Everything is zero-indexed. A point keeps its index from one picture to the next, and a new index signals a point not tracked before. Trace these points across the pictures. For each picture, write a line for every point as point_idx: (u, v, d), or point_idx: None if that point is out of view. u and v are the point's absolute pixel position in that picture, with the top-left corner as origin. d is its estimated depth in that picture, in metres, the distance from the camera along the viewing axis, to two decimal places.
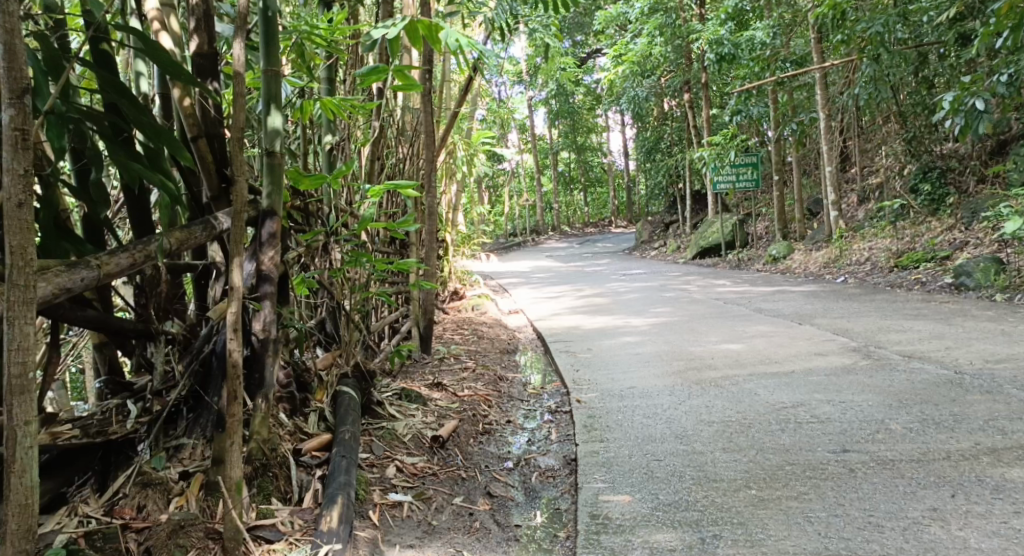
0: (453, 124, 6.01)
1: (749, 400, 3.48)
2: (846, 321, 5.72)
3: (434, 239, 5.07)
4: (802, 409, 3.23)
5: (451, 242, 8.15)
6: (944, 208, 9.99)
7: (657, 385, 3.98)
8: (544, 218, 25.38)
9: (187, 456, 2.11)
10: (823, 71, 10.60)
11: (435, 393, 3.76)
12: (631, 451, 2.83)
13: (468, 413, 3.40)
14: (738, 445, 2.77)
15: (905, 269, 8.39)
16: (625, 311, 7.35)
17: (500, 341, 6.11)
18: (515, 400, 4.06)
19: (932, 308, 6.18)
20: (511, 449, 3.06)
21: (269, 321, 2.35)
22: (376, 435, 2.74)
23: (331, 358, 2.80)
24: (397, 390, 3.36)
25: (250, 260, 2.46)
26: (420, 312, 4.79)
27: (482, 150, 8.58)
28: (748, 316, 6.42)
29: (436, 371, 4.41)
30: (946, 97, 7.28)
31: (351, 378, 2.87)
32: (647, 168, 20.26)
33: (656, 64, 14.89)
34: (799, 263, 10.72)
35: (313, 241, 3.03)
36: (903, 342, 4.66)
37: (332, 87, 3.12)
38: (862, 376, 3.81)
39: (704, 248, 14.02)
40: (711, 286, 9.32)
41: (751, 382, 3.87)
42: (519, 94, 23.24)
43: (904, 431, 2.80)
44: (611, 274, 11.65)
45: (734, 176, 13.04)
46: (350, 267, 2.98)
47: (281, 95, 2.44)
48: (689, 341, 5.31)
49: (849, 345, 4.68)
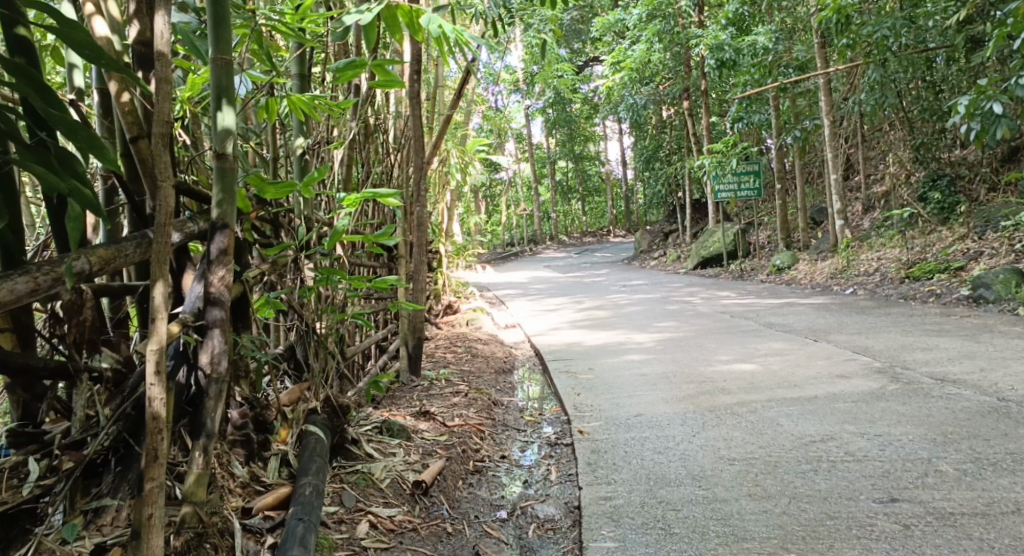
0: (446, 132, 5.66)
1: (771, 432, 3.12)
2: (864, 337, 5.36)
3: (423, 253, 4.70)
4: (833, 444, 2.88)
5: (444, 253, 7.80)
6: (955, 216, 9.64)
7: (667, 413, 3.61)
8: (542, 228, 25.00)
9: (109, 522, 1.80)
10: (827, 77, 10.27)
11: (421, 423, 3.41)
12: (643, 497, 2.47)
13: (457, 448, 3.05)
14: (767, 491, 2.43)
15: (917, 280, 8.04)
16: (627, 326, 6.97)
17: (495, 359, 5.73)
18: (510, 430, 3.70)
19: (953, 323, 5.83)
20: (505, 493, 2.71)
21: (219, 354, 2.01)
22: (348, 483, 2.40)
23: (297, 392, 2.44)
24: (377, 423, 3.01)
25: (199, 280, 2.10)
26: (409, 330, 4.45)
27: (478, 157, 8.23)
28: (759, 331, 6.06)
29: (424, 397, 4.06)
30: (961, 101, 6.87)
31: (321, 414, 2.49)
32: (645, 177, 19.90)
33: (655, 71, 14.53)
34: (805, 274, 10.36)
35: (281, 256, 2.68)
36: (931, 362, 4.31)
37: (303, 84, 2.79)
38: (895, 403, 3.46)
39: (705, 258, 13.65)
40: (715, 298, 8.94)
41: (772, 410, 3.50)
42: (515, 102, 22.90)
43: (958, 476, 2.48)
44: (612, 286, 11.28)
45: (736, 185, 12.71)
46: (320, 286, 2.64)
47: (233, 89, 2.09)
48: (699, 361, 4.95)
49: (873, 366, 4.32)
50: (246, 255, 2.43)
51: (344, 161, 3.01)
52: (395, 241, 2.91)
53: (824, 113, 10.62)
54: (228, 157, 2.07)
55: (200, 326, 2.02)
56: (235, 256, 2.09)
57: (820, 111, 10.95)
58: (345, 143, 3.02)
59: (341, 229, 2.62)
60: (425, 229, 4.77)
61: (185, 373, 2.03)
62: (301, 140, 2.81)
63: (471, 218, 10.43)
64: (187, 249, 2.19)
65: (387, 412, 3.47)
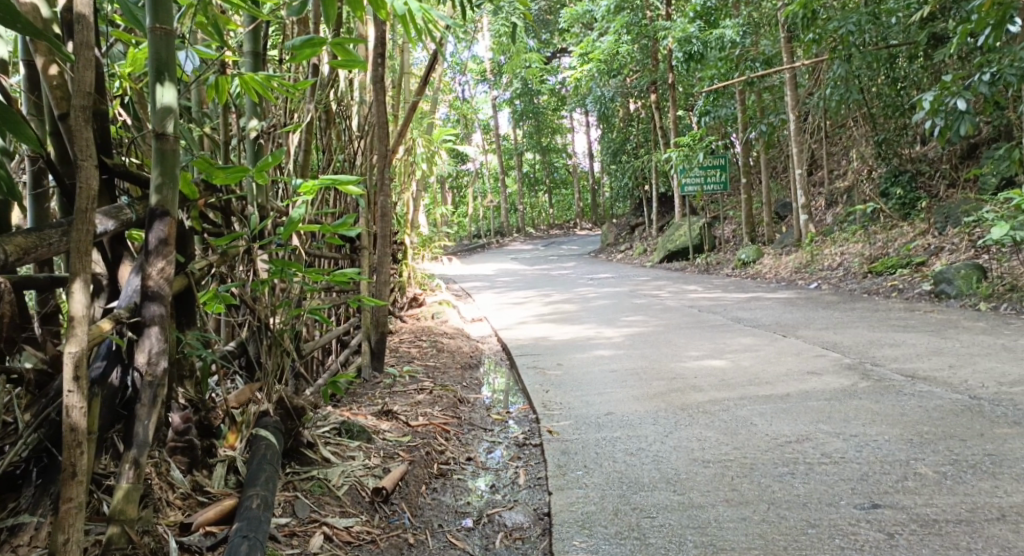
0: (411, 120, 5.49)
1: (745, 433, 3.01)
2: (832, 332, 5.30)
3: (386, 245, 4.55)
4: (809, 445, 2.78)
5: (409, 245, 7.63)
6: (916, 212, 9.68)
7: (638, 412, 3.49)
8: (508, 220, 24.83)
9: (27, 542, 1.66)
10: (793, 71, 10.25)
11: (383, 423, 3.26)
12: (615, 503, 2.35)
13: (420, 449, 2.91)
14: (745, 496, 2.33)
15: (880, 275, 8.04)
16: (594, 320, 6.86)
17: (461, 354, 5.58)
18: (476, 429, 3.56)
19: (919, 318, 5.79)
20: (470, 499, 2.56)
21: (158, 354, 1.85)
22: (302, 491, 2.25)
23: (247, 394, 2.29)
24: (336, 424, 2.86)
25: (136, 273, 1.94)
26: (372, 325, 4.34)
27: (443, 147, 8.05)
28: (727, 326, 5.98)
29: (387, 394, 3.91)
30: (925, 97, 6.84)
31: (274, 417, 2.33)
32: (611, 170, 19.84)
33: (622, 63, 14.43)
34: (770, 268, 10.35)
35: (231, 247, 2.52)
36: (900, 358, 4.24)
37: (257, 64, 2.65)
38: (867, 401, 3.36)
39: (671, 252, 13.62)
40: (682, 293, 8.87)
41: (745, 408, 3.40)
42: (482, 93, 22.71)
43: (938, 479, 2.37)
44: (578, 279, 11.20)
45: (702, 178, 12.69)
46: (272, 279, 2.48)
47: (175, 62, 1.92)
48: (668, 356, 4.85)
49: (843, 362, 4.24)
50: (191, 244, 2.27)
51: (306, 149, 2.86)
52: (356, 233, 2.74)
53: (789, 108, 10.60)
54: (168, 137, 1.91)
55: (136, 323, 1.87)
56: (176, 246, 1.93)
57: (786, 105, 10.93)
58: (306, 128, 2.87)
59: (295, 218, 2.44)
60: (389, 219, 4.62)
61: (119, 374, 1.88)
62: (256, 123, 2.67)
63: (438, 209, 10.25)
64: (124, 238, 2.03)
65: (348, 412, 3.31)
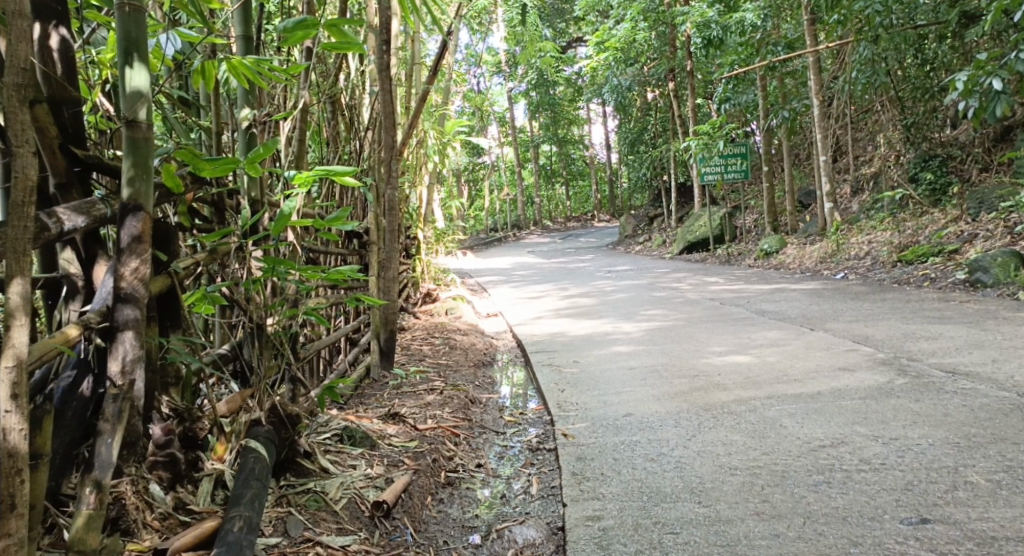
0: (421, 111, 5.33)
1: (775, 436, 2.81)
2: (863, 325, 5.07)
3: (394, 240, 4.39)
4: (845, 449, 2.59)
5: (422, 239, 7.47)
6: (947, 198, 9.36)
7: (658, 413, 3.30)
8: (526, 213, 24.66)
9: None
10: (816, 55, 9.96)
11: (389, 427, 3.10)
12: (635, 517, 2.18)
13: (426, 456, 2.75)
14: (777, 508, 2.14)
15: (910, 264, 7.78)
16: (613, 314, 6.67)
17: (475, 351, 5.41)
18: (488, 432, 3.39)
19: (954, 309, 5.55)
20: (479, 511, 2.40)
21: (132, 362, 1.70)
22: (295, 506, 2.09)
23: (236, 402, 2.12)
24: (337, 430, 2.71)
25: (109, 273, 1.78)
26: (381, 323, 4.21)
27: (456, 138, 7.87)
28: (751, 319, 5.76)
29: (396, 396, 3.75)
30: (960, 77, 6.59)
31: (266, 426, 2.16)
32: (629, 161, 19.57)
33: (640, 50, 14.17)
34: (793, 258, 10.09)
35: (221, 243, 2.35)
36: (938, 353, 4.02)
37: (249, 47, 2.50)
38: (906, 400, 3.16)
39: (691, 243, 13.38)
40: (703, 285, 8.66)
41: (773, 408, 3.20)
42: (498, 85, 22.53)
43: (992, 488, 2.18)
44: (597, 272, 10.99)
45: (723, 167, 12.44)
46: (264, 277, 2.32)
47: (146, 41, 1.77)
48: (691, 352, 4.65)
49: (876, 357, 4.02)
50: (174, 241, 2.10)
51: (302, 139, 2.70)
52: (353, 228, 2.56)
53: (813, 93, 10.32)
54: (139, 125, 1.74)
55: (106, 328, 1.71)
56: (151, 243, 1.77)
57: (809, 91, 10.66)
58: (301, 116, 2.71)
59: (286, 213, 2.26)
60: (396, 213, 4.45)
61: (90, 384, 1.72)
62: (249, 112, 2.51)
63: (452, 202, 10.08)
64: (99, 235, 1.86)
65: (352, 415, 3.16)
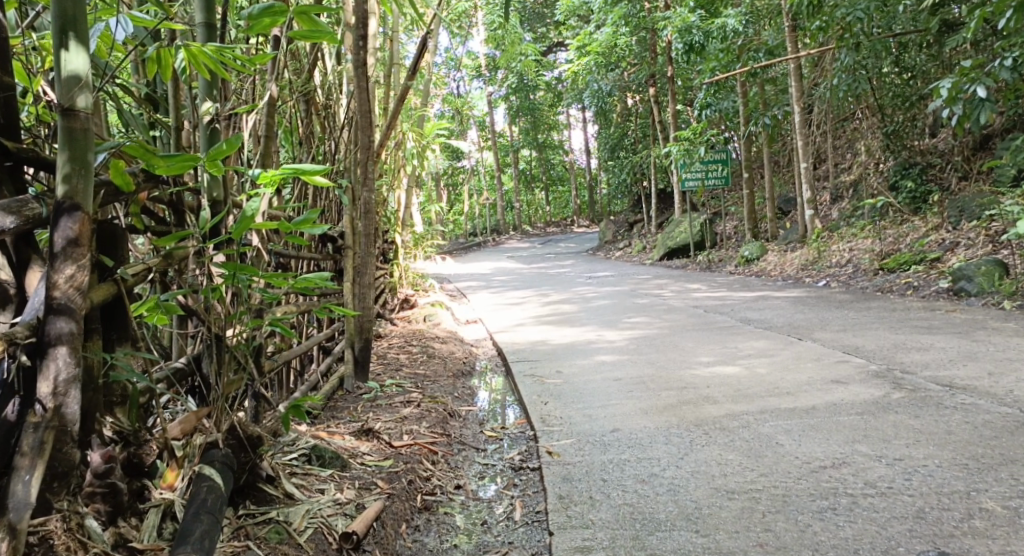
0: (400, 111, 5.14)
1: (772, 455, 2.66)
2: (852, 335, 4.93)
3: (370, 244, 4.19)
4: (848, 471, 2.43)
5: (400, 244, 7.28)
6: (927, 207, 9.19)
7: (647, 428, 3.14)
8: (505, 218, 24.48)
9: None
10: (798, 62, 9.87)
11: (363, 444, 2.93)
12: (628, 549, 2.05)
13: (401, 478, 2.58)
14: (780, 540, 2.01)
15: (892, 272, 7.70)
16: (595, 321, 6.51)
17: (453, 360, 5.21)
18: (468, 448, 3.22)
19: (941, 318, 5.43)
20: (458, 541, 2.27)
21: (66, 383, 1.53)
22: (254, 539, 1.90)
23: (190, 423, 1.94)
24: (306, 450, 2.53)
25: (40, 282, 1.58)
26: (355, 332, 4.07)
27: (435, 141, 7.69)
28: (736, 328, 5.62)
29: (370, 409, 3.57)
30: (943, 84, 6.38)
31: (223, 449, 1.97)
32: (609, 167, 19.44)
33: (621, 55, 14.05)
34: (775, 265, 10.00)
35: (177, 249, 2.17)
36: (931, 365, 3.87)
37: (211, 34, 2.32)
38: (905, 415, 3.01)
39: (672, 248, 13.27)
40: (685, 292, 8.51)
41: (767, 424, 3.04)
42: (478, 89, 22.34)
43: (1010, 517, 2.04)
44: (577, 277, 10.84)
45: (703, 174, 12.35)
46: (223, 284, 2.14)
47: (85, 18, 1.57)
48: (677, 362, 4.49)
49: (869, 369, 3.88)
50: (122, 245, 1.92)
51: (268, 135, 2.52)
52: (323, 231, 2.38)
53: (794, 100, 10.22)
54: (78, 115, 1.56)
55: (36, 344, 1.52)
56: (90, 248, 1.58)
57: (790, 97, 10.57)
58: (266, 109, 2.53)
59: (248, 214, 2.08)
60: (372, 216, 4.27)
61: (16, 406, 1.51)
62: (212, 105, 2.33)
63: (431, 206, 9.88)
64: (32, 237, 1.66)
65: (323, 432, 2.98)
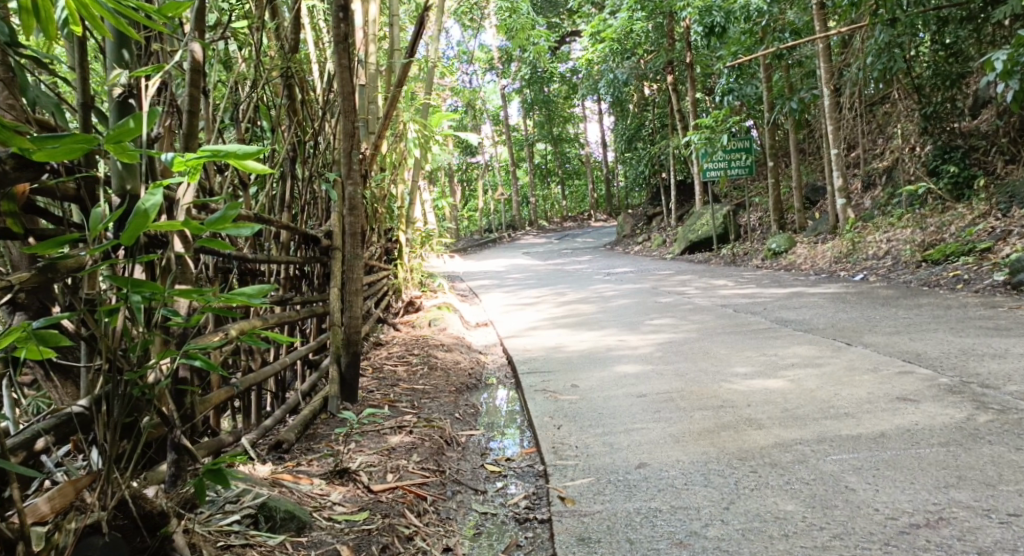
0: (398, 97, 4.61)
1: (843, 505, 2.11)
2: (908, 339, 4.33)
3: (358, 246, 3.62)
4: (951, 534, 1.90)
5: (405, 242, 6.76)
6: (972, 193, 8.55)
7: (680, 463, 2.58)
8: (522, 213, 23.88)
9: None
10: (827, 41, 9.18)
11: (335, 491, 2.41)
12: None
13: (372, 548, 2.04)
14: None
15: (937, 264, 7.08)
16: (615, 324, 5.96)
17: (456, 372, 4.66)
18: (464, 489, 2.68)
19: (1007, 318, 4.81)
20: None
21: None
22: None
23: (62, 499, 1.45)
24: (249, 511, 2.00)
25: None
26: (340, 343, 3.59)
27: (442, 132, 7.15)
28: (774, 331, 5.03)
29: (353, 438, 3.05)
30: (997, 56, 5.70)
31: (105, 537, 1.50)
32: (626, 159, 18.79)
33: (638, 41, 13.38)
34: (805, 259, 9.37)
35: (65, 258, 1.64)
36: (1015, 377, 3.28)
37: None
38: (1004, 446, 2.44)
39: (694, 242, 12.69)
40: (711, 289, 7.90)
41: (829, 459, 2.47)
42: (490, 83, 21.74)
43: None
44: (595, 274, 10.26)
45: (726, 163, 11.72)
46: (117, 306, 1.62)
47: None
48: (711, 374, 3.92)
49: (940, 382, 3.29)
50: None
51: (189, 110, 1.99)
52: (254, 231, 1.81)
53: (822, 82, 9.57)
54: None
55: None
56: None
57: (819, 79, 9.93)
58: (188, 75, 2.00)
59: (145, 211, 1.55)
60: (359, 213, 3.69)
61: None
62: (121, 73, 1.85)
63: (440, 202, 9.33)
64: None
65: (287, 474, 2.45)
